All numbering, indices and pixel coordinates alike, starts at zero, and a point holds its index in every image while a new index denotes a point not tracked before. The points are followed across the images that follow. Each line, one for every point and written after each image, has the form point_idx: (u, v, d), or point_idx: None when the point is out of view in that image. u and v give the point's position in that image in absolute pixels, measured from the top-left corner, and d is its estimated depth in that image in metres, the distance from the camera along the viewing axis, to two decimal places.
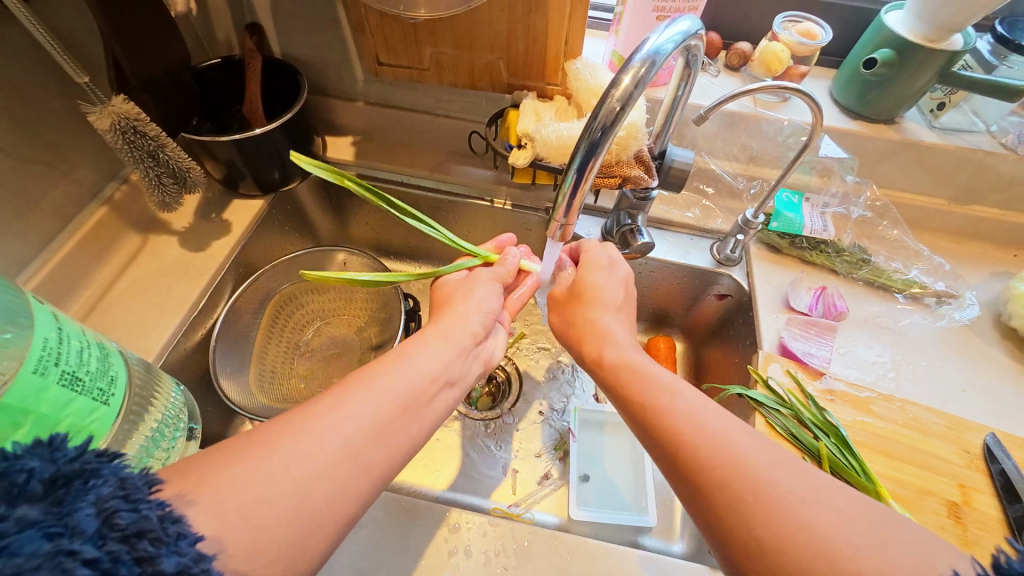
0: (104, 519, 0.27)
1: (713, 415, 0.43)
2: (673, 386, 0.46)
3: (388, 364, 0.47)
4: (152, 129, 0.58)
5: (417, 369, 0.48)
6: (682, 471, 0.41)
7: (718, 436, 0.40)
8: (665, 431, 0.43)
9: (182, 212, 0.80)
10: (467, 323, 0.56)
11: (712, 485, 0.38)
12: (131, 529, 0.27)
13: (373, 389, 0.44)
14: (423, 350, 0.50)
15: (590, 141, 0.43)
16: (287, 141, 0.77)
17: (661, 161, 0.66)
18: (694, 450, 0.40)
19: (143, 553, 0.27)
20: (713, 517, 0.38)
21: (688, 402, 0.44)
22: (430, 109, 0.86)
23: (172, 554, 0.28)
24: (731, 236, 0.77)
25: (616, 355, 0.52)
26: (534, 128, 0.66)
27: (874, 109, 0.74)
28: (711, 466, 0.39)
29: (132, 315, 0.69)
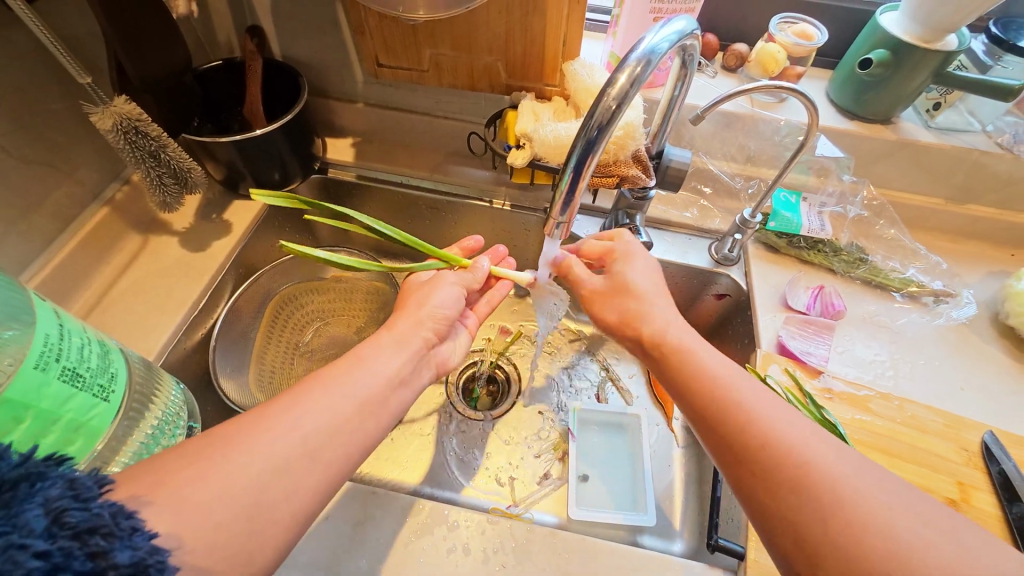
0: (53, 518, 0.27)
1: (780, 412, 0.44)
2: (737, 379, 0.47)
3: (344, 367, 0.48)
4: (153, 129, 0.58)
5: (375, 373, 0.48)
6: (751, 464, 0.41)
7: (787, 435, 0.41)
8: (736, 425, 0.43)
9: (183, 213, 0.80)
10: (420, 328, 0.56)
11: (784, 480, 0.39)
12: (82, 526, 0.27)
13: (334, 387, 0.45)
14: (375, 355, 0.50)
15: (588, 139, 0.44)
16: (287, 142, 0.77)
17: (658, 161, 0.66)
18: (765, 447, 0.41)
19: (97, 548, 0.27)
20: (776, 510, 0.39)
21: (762, 400, 0.45)
22: (429, 110, 0.86)
23: (127, 548, 0.28)
24: (728, 236, 0.77)
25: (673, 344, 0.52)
26: (532, 128, 0.66)
27: (870, 109, 0.75)
28: (788, 463, 0.40)
29: (132, 315, 0.69)
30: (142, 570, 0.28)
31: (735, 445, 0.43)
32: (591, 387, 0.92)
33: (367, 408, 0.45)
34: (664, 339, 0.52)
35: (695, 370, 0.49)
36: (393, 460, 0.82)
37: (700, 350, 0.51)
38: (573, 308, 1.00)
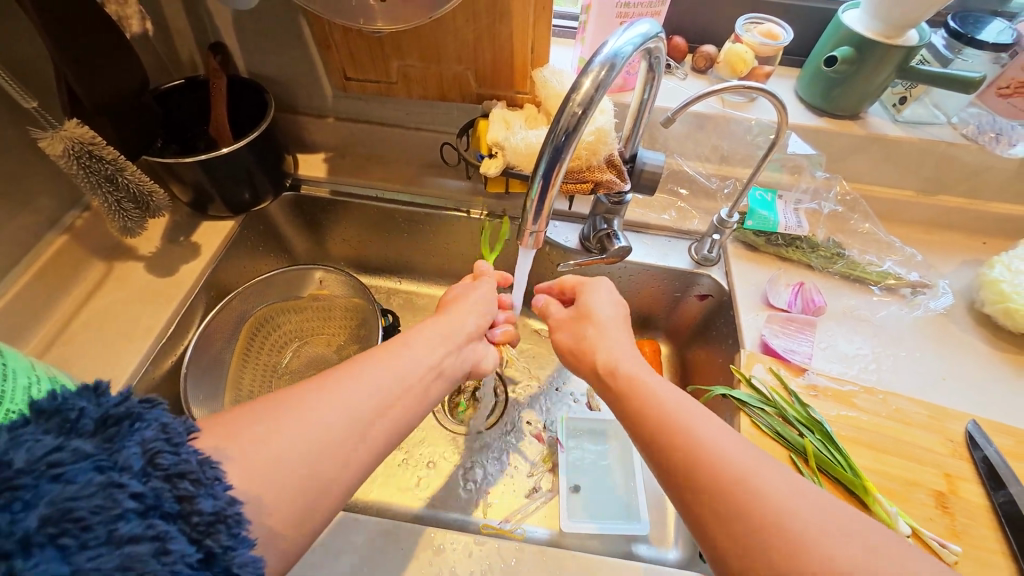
0: (149, 458, 0.31)
1: (727, 440, 0.42)
2: (684, 407, 0.46)
3: (390, 354, 0.49)
4: (109, 152, 0.56)
5: (412, 362, 0.49)
6: (694, 495, 0.40)
7: (733, 465, 0.40)
8: (677, 455, 0.42)
9: (148, 237, 0.78)
10: (456, 322, 0.57)
11: (727, 514, 0.38)
12: (173, 470, 0.31)
13: (385, 378, 0.46)
14: (417, 342, 0.51)
15: (554, 145, 0.43)
16: (257, 159, 0.76)
17: (633, 164, 0.65)
18: (713, 479, 0.40)
19: (184, 493, 0.31)
20: (726, 544, 0.38)
21: (701, 420, 0.44)
22: (401, 122, 0.85)
23: (209, 496, 0.32)
24: (707, 236, 0.77)
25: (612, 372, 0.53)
26: (502, 136, 0.65)
27: (838, 106, 0.75)
28: (725, 487, 0.39)
29: (97, 346, 0.67)
30: (222, 519, 0.32)
31: (673, 479, 0.42)
32: (582, 393, 0.91)
33: (390, 396, 0.45)
34: (609, 371, 0.53)
35: (642, 402, 0.48)
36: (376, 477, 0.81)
37: (646, 378, 0.50)
38: None
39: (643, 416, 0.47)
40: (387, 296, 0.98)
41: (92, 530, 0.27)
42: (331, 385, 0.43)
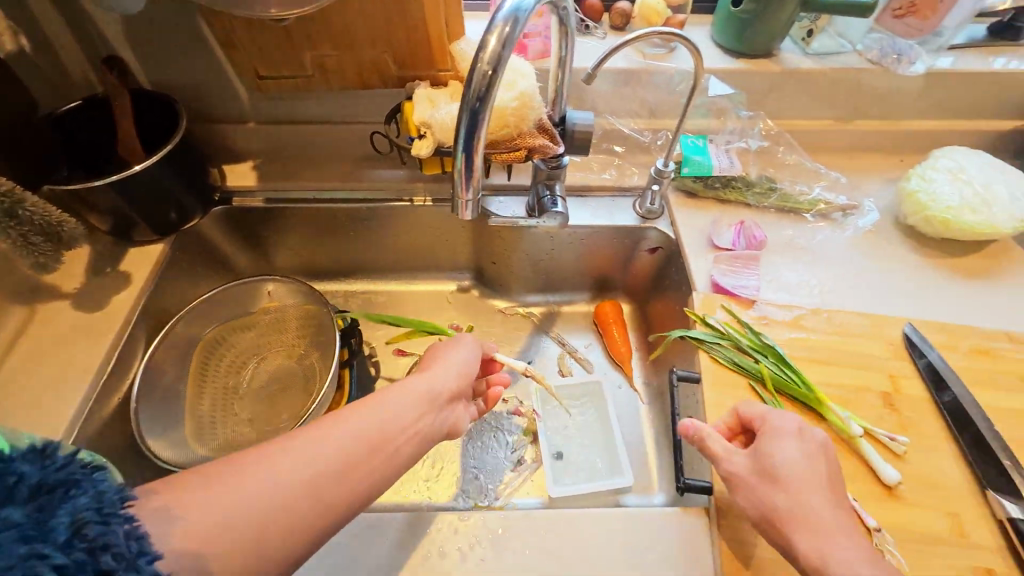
0: (74, 530, 0.30)
1: (811, 474, 0.46)
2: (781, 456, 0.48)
3: (364, 411, 0.47)
4: (1, 183, 0.51)
5: (389, 425, 0.47)
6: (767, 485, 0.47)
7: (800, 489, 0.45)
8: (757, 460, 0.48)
9: (70, 272, 0.72)
10: (440, 374, 0.55)
11: (788, 508, 0.45)
12: (98, 542, 0.31)
13: (358, 450, 0.44)
14: (398, 401, 0.49)
15: (471, 110, 0.43)
16: (175, 174, 0.72)
17: (563, 127, 0.66)
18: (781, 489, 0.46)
19: (105, 566, 0.30)
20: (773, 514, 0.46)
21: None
22: (327, 117, 0.83)
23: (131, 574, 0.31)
24: (648, 189, 0.79)
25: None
26: (428, 114, 0.63)
27: (752, 46, 0.78)
28: (785, 501, 0.45)
29: (30, 394, 0.62)
30: None
31: (757, 501, 0.47)
32: (553, 364, 0.92)
33: (361, 455, 0.44)
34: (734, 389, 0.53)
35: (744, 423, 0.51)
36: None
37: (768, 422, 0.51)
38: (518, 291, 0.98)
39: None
40: (344, 299, 0.96)
41: None
42: (323, 436, 0.44)
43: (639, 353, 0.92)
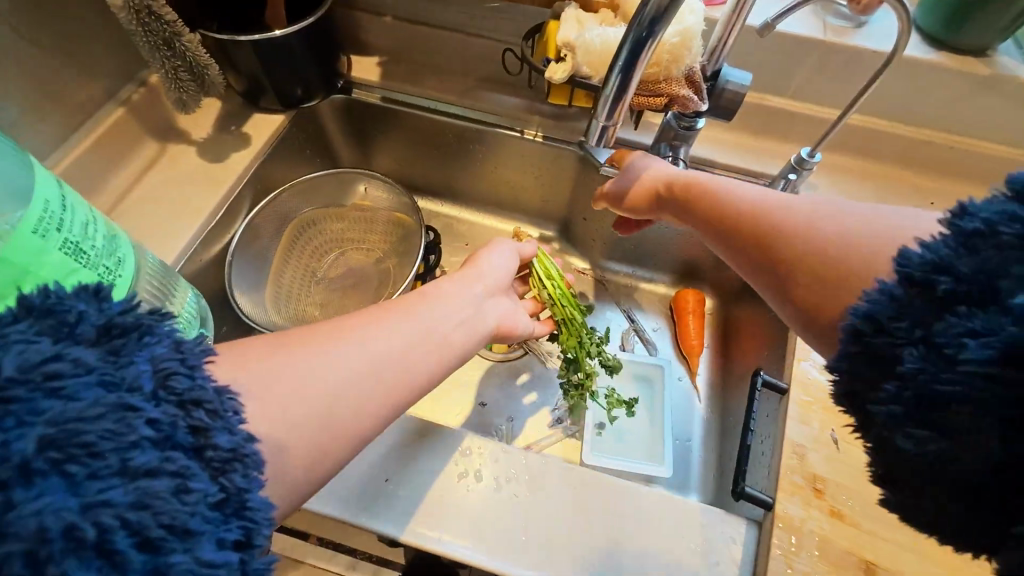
0: (160, 380, 0.28)
1: (769, 197, 0.43)
2: (736, 189, 0.47)
3: (450, 286, 0.51)
4: (166, 11, 0.53)
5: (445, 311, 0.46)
6: (759, 251, 0.41)
7: (774, 212, 0.41)
8: (737, 231, 0.43)
9: (200, 122, 0.77)
10: (489, 274, 0.56)
11: (788, 252, 0.38)
12: (186, 396, 0.28)
13: (421, 320, 0.44)
14: (454, 296, 0.49)
15: (638, 35, 0.40)
16: (309, 49, 0.73)
17: (714, 83, 0.60)
18: (761, 230, 0.41)
19: (198, 423, 0.28)
20: (787, 283, 0.38)
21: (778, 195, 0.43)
22: (462, 26, 0.80)
23: (225, 431, 0.29)
24: (780, 178, 0.71)
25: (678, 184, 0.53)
26: (575, 34, 0.59)
27: (963, 37, 0.65)
28: (781, 237, 0.39)
29: (148, 222, 0.68)
30: (239, 457, 0.29)
31: (764, 266, 0.40)
32: (617, 337, 0.88)
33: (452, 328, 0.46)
34: (684, 185, 0.52)
35: (711, 204, 0.48)
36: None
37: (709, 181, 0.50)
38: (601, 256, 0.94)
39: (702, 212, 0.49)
40: (429, 217, 0.96)
41: (102, 459, 0.24)
42: (428, 298, 0.47)
43: (710, 352, 0.86)
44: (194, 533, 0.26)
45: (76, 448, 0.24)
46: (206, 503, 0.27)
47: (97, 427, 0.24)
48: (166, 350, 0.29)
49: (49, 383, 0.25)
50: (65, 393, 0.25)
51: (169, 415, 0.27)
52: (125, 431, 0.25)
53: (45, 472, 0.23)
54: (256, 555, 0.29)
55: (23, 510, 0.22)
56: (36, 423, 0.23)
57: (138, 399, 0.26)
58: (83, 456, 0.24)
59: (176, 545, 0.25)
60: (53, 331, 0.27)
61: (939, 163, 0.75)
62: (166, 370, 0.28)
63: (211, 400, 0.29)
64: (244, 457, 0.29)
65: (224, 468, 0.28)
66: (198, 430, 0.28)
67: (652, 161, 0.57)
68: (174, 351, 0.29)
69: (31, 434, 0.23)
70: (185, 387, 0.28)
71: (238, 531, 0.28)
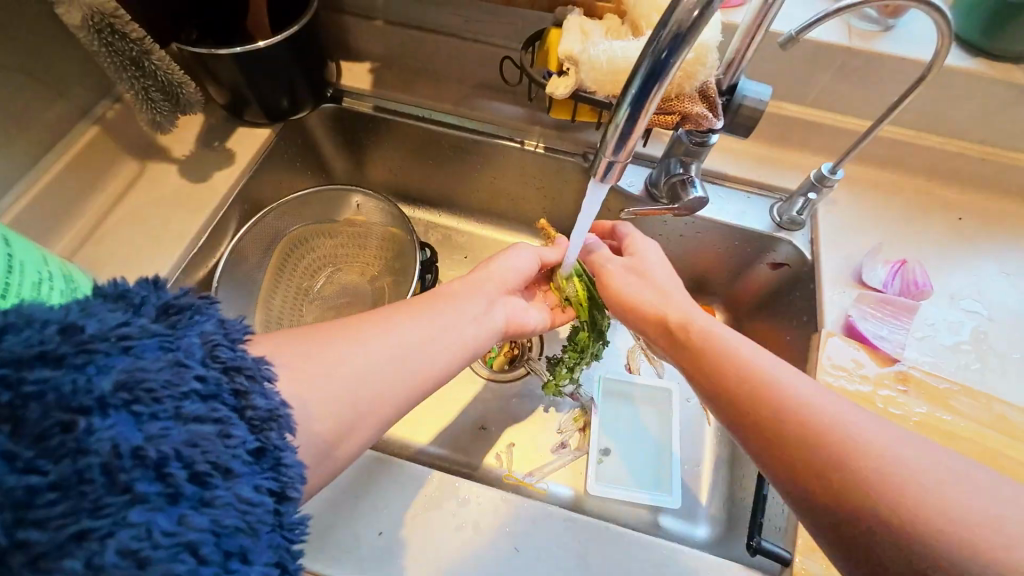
0: (208, 350, 0.30)
1: (794, 377, 0.39)
2: (748, 352, 0.42)
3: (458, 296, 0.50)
4: (132, 29, 0.49)
5: (459, 321, 0.48)
6: (781, 440, 0.36)
7: (801, 399, 0.37)
8: (755, 403, 0.39)
9: (182, 138, 0.73)
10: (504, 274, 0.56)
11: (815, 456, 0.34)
12: (230, 363, 0.31)
13: (430, 328, 0.45)
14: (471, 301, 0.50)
15: (655, 58, 0.34)
16: (295, 60, 0.68)
17: (730, 98, 0.55)
18: (782, 418, 0.37)
19: (240, 387, 0.30)
20: (813, 487, 0.34)
21: (852, 413, 0.35)
22: (458, 31, 0.75)
23: (264, 395, 0.31)
24: (799, 195, 0.66)
25: (695, 332, 0.46)
26: (579, 48, 0.54)
27: (1002, 43, 0.60)
28: (809, 434, 0.35)
29: (127, 249, 0.64)
30: (275, 417, 0.31)
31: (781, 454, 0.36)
32: (622, 357, 0.84)
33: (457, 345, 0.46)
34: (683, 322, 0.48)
35: (717, 354, 0.43)
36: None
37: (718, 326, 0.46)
38: None
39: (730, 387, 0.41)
40: (425, 230, 0.92)
41: (161, 403, 0.27)
42: (437, 312, 0.47)
43: None
44: (234, 474, 0.28)
45: (142, 392, 0.26)
46: (245, 449, 0.29)
47: (157, 376, 0.27)
48: (214, 326, 0.31)
49: (121, 342, 0.27)
50: (135, 351, 0.27)
51: (214, 379, 0.29)
52: (178, 382, 0.28)
53: (117, 408, 0.25)
54: (291, 509, 0.30)
55: (100, 434, 0.24)
56: (110, 371, 0.26)
57: (191, 360, 0.29)
58: (147, 398, 0.26)
59: (219, 481, 0.27)
60: (124, 308, 0.30)
61: (969, 176, 0.70)
62: (213, 342, 0.31)
63: (250, 368, 0.31)
64: (279, 418, 0.31)
65: (262, 427, 0.30)
66: (240, 393, 0.30)
67: (643, 277, 0.54)
68: (221, 327, 0.32)
69: (108, 376, 0.26)
70: (229, 356, 0.31)
71: (273, 481, 0.29)
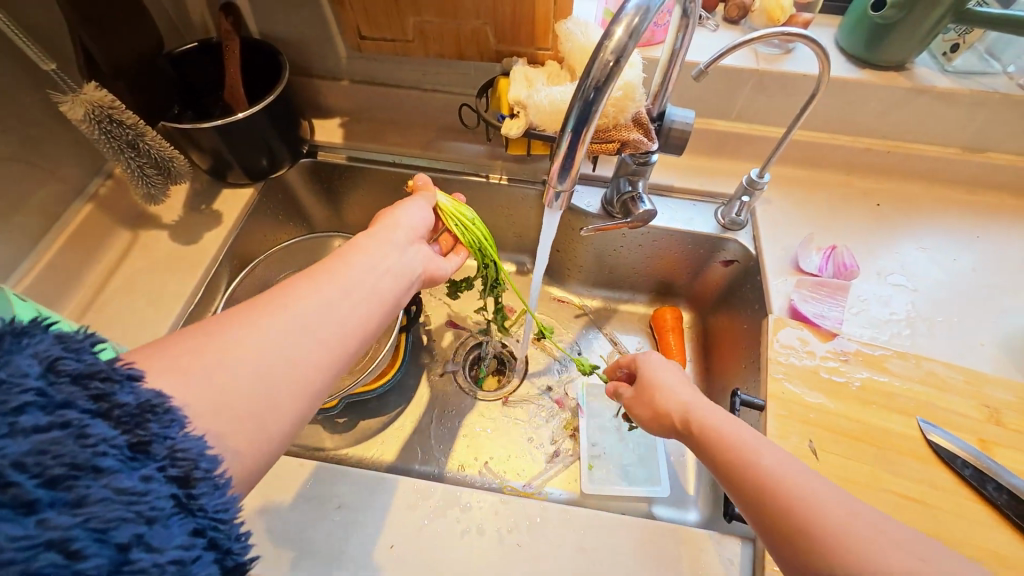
0: (48, 366, 0.28)
1: (803, 477, 0.39)
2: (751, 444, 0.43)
3: (341, 257, 0.48)
4: (128, 117, 0.55)
5: (363, 264, 0.48)
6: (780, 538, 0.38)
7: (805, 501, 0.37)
8: (758, 500, 0.39)
9: (170, 205, 0.78)
10: (401, 231, 0.55)
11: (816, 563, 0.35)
12: (80, 373, 0.29)
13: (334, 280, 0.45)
14: (365, 247, 0.50)
15: (584, 101, 0.41)
16: (272, 124, 0.75)
17: (660, 123, 0.63)
18: (785, 522, 0.37)
19: (99, 391, 0.29)
20: None
21: (843, 515, 0.36)
22: (418, 84, 0.83)
23: (129, 391, 0.30)
24: (735, 199, 0.75)
25: (702, 426, 0.46)
26: (525, 94, 0.63)
27: (882, 56, 0.71)
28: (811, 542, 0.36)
29: (127, 313, 0.68)
30: (148, 409, 0.31)
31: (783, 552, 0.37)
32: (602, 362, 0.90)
33: (353, 296, 0.45)
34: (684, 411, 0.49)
35: (714, 446, 0.44)
36: (387, 433, 0.82)
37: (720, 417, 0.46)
38: (575, 282, 0.93)
39: (731, 478, 0.42)
40: None
41: None
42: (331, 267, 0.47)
43: (694, 366, 0.85)
44: (106, 470, 0.28)
45: None
46: (112, 447, 0.28)
47: None
48: (51, 343, 0.29)
49: None
50: None
51: (64, 390, 0.28)
52: (8, 399, 0.26)
53: None
54: (200, 487, 0.31)
55: None
56: None
57: (24, 379, 0.27)
58: None
59: (88, 480, 0.27)
60: None
61: (880, 167, 0.80)
62: (52, 356, 0.28)
63: (105, 370, 0.30)
64: (154, 409, 0.31)
65: (134, 422, 0.30)
66: (100, 397, 0.29)
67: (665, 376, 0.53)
68: (58, 342, 0.29)
69: None
70: (76, 366, 0.29)
71: (164, 468, 0.30)
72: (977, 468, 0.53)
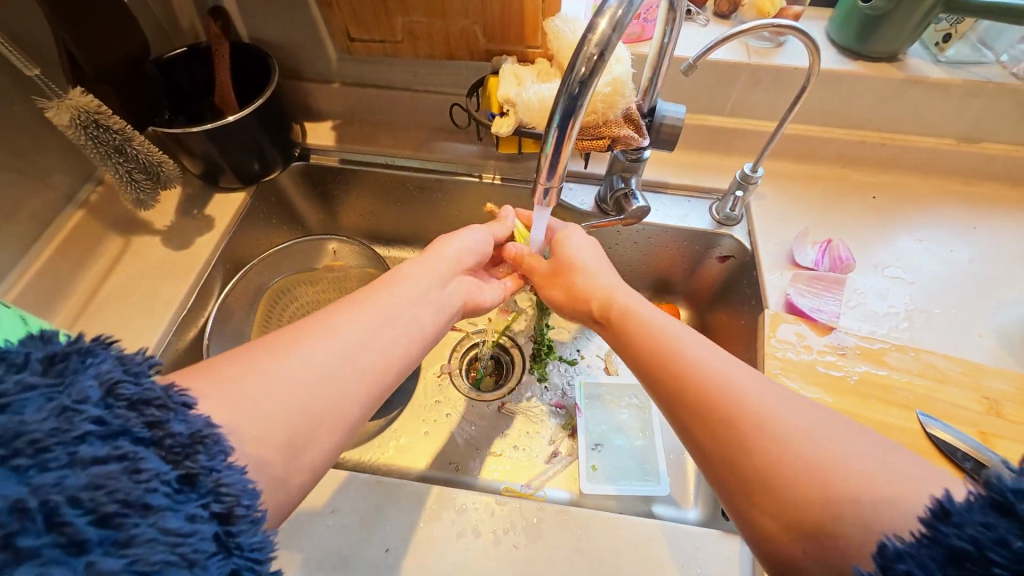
0: (108, 390, 0.28)
1: (720, 360, 0.42)
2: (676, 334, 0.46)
3: (391, 284, 0.50)
4: (114, 121, 0.55)
5: (411, 294, 0.49)
6: (695, 413, 0.39)
7: (721, 379, 0.40)
8: (674, 376, 0.42)
9: (162, 211, 0.78)
10: (447, 257, 0.57)
11: (725, 430, 0.37)
12: (137, 398, 0.29)
13: (382, 309, 0.46)
14: (414, 275, 0.52)
15: (569, 95, 0.40)
16: (263, 128, 0.74)
17: (651, 119, 0.62)
18: (703, 398, 0.39)
19: (153, 418, 0.29)
20: (727, 457, 0.37)
21: (758, 392, 0.38)
22: (409, 85, 0.83)
23: (182, 421, 0.30)
24: (729, 194, 0.74)
25: (627, 317, 0.50)
26: (513, 92, 0.62)
27: (874, 48, 0.70)
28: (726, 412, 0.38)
29: (119, 319, 0.68)
30: (199, 440, 0.30)
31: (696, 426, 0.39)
32: (600, 362, 0.90)
33: (394, 324, 0.46)
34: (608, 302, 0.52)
35: (638, 335, 0.47)
36: (383, 436, 0.81)
37: (642, 310, 0.50)
38: None
39: (652, 360, 0.44)
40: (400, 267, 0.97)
41: (50, 451, 0.25)
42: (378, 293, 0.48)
43: None
44: (155, 508, 0.26)
45: (25, 444, 0.24)
46: (163, 481, 0.27)
47: (43, 426, 0.25)
48: (112, 365, 0.29)
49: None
50: (13, 408, 0.25)
51: (122, 416, 0.28)
52: (71, 426, 0.26)
53: None
54: (241, 529, 0.30)
55: None
56: None
57: (86, 404, 0.27)
58: (31, 451, 0.24)
59: (137, 519, 0.26)
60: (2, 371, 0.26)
61: (874, 160, 0.79)
62: (112, 380, 0.29)
63: (160, 398, 0.30)
64: (205, 440, 0.30)
65: (185, 453, 0.29)
66: (155, 424, 0.29)
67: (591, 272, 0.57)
68: (119, 365, 0.29)
69: None
70: (133, 391, 0.29)
71: (209, 506, 0.29)
72: (979, 461, 0.52)
